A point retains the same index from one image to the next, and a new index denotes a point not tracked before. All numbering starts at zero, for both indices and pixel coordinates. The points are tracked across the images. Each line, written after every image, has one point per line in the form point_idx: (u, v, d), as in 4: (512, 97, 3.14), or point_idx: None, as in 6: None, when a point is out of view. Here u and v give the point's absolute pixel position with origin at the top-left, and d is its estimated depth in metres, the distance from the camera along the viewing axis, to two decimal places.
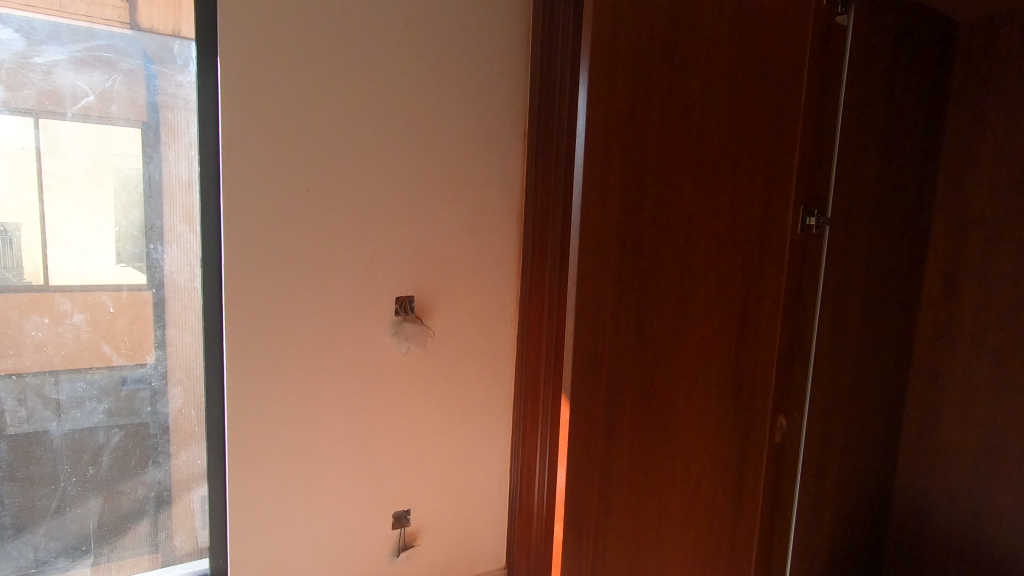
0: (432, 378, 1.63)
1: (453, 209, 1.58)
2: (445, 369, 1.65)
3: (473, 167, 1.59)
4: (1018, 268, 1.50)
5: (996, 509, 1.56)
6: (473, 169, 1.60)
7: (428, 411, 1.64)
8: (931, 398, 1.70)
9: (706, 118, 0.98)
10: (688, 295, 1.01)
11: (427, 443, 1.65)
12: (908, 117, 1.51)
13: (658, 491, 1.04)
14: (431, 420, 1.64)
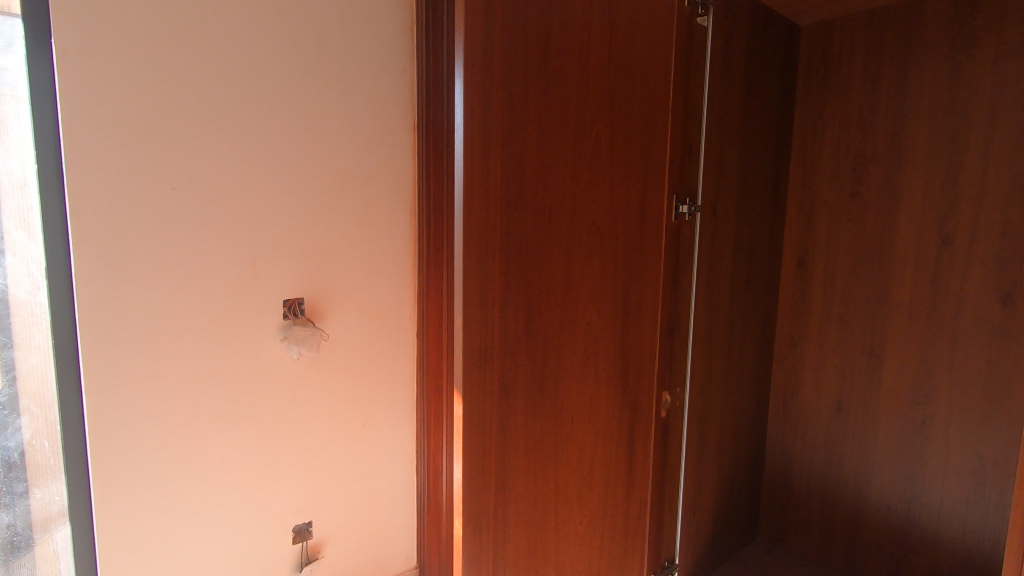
0: (327, 383, 1.55)
1: (342, 205, 1.52)
2: (340, 373, 1.58)
3: (361, 160, 1.53)
4: (854, 246, 1.71)
5: (848, 456, 1.78)
6: (363, 163, 1.54)
7: (325, 418, 1.56)
8: (791, 365, 1.90)
9: (583, 112, 1.01)
10: (574, 285, 1.05)
11: (324, 452, 1.58)
12: (763, 111, 1.67)
13: (555, 474, 1.07)
14: (329, 427, 1.57)
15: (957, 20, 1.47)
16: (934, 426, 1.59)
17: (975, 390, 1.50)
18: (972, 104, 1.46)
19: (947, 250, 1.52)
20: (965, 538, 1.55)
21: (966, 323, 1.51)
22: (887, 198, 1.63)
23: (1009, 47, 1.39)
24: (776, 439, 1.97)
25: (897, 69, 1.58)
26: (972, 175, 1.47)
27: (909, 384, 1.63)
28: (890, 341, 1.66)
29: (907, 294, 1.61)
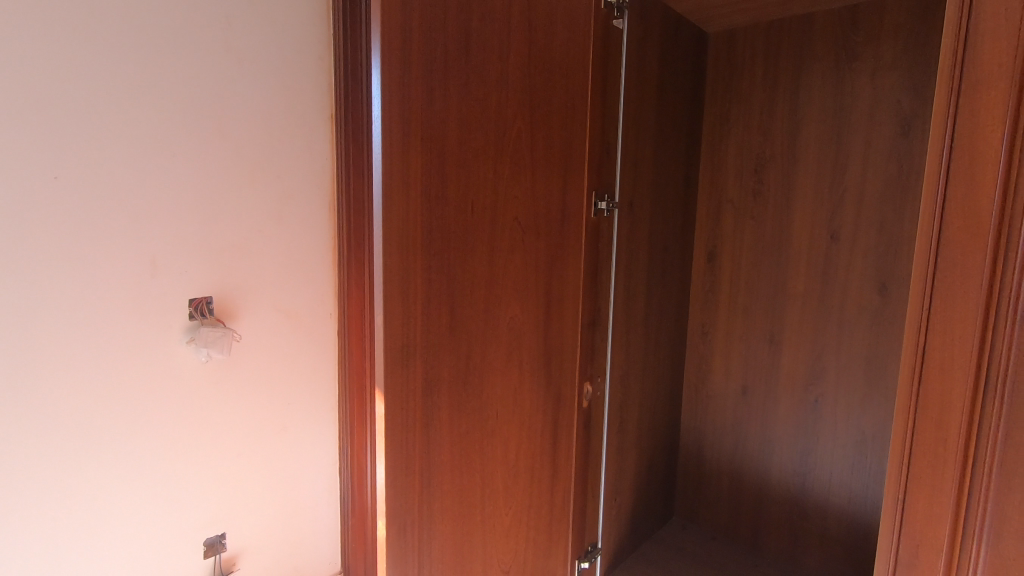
0: (241, 387, 1.47)
1: (255, 198, 1.43)
2: (254, 376, 1.49)
3: (274, 151, 1.45)
4: (756, 241, 1.84)
5: (752, 435, 1.92)
6: (276, 154, 1.46)
7: (239, 424, 1.48)
8: (702, 353, 2.02)
9: (504, 108, 1.02)
10: (496, 280, 1.05)
11: (239, 459, 1.49)
12: (675, 112, 1.75)
13: (481, 467, 1.08)
14: (243, 433, 1.49)
15: (842, 35, 1.62)
16: (824, 404, 1.75)
17: (858, 370, 1.67)
18: (855, 112, 1.61)
19: (834, 244, 1.68)
20: (850, 502, 1.73)
21: (850, 310, 1.67)
22: (784, 196, 1.77)
23: (884, 62, 1.55)
24: (689, 423, 2.09)
25: (791, 78, 1.72)
26: (854, 177, 1.63)
27: (804, 367, 1.78)
28: (788, 328, 1.80)
29: (802, 285, 1.76)
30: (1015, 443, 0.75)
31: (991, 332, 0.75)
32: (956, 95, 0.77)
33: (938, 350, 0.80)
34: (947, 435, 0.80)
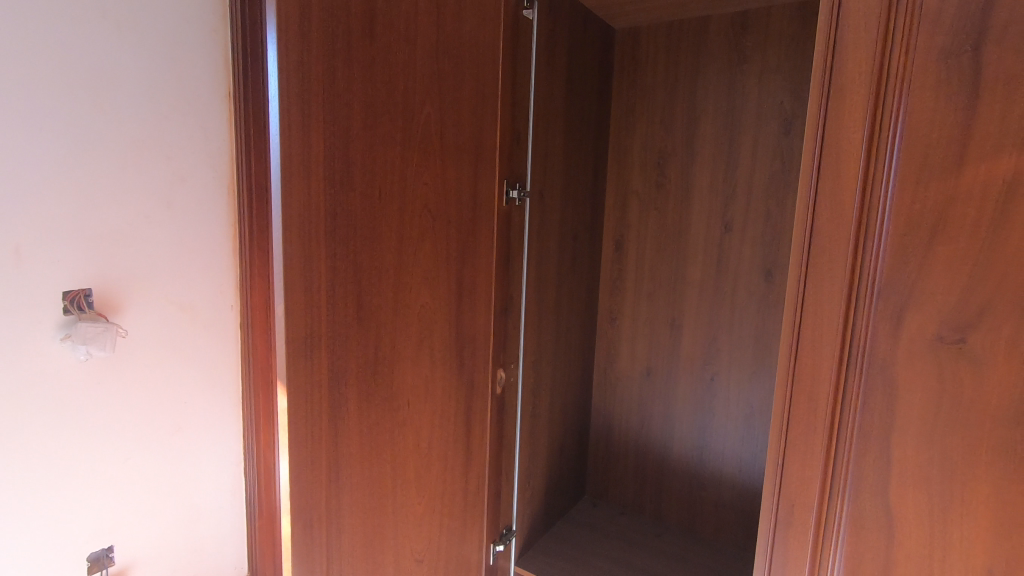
0: (128, 388, 1.34)
1: (142, 179, 1.31)
2: (143, 374, 1.37)
3: (164, 131, 1.33)
4: (659, 230, 1.94)
5: (656, 414, 2.04)
6: (166, 134, 1.34)
7: (128, 428, 1.35)
8: (611, 338, 2.10)
9: (412, 93, 1.00)
10: (406, 268, 1.04)
11: (127, 465, 1.36)
12: (584, 104, 1.80)
13: (391, 458, 1.06)
14: (132, 436, 1.36)
15: (734, 38, 1.73)
16: (719, 382, 1.89)
17: (747, 350, 1.82)
18: (745, 111, 1.74)
19: (727, 235, 1.81)
20: (741, 471, 1.89)
21: (741, 295, 1.81)
22: (684, 188, 1.88)
23: (769, 66, 1.68)
24: (599, 406, 2.18)
25: (690, 76, 1.82)
26: (745, 172, 1.76)
27: (701, 349, 1.91)
28: (687, 312, 1.92)
29: (699, 272, 1.88)
30: (870, 409, 0.90)
31: (852, 313, 0.89)
32: (823, 112, 0.89)
33: (810, 331, 0.93)
34: (817, 403, 0.94)
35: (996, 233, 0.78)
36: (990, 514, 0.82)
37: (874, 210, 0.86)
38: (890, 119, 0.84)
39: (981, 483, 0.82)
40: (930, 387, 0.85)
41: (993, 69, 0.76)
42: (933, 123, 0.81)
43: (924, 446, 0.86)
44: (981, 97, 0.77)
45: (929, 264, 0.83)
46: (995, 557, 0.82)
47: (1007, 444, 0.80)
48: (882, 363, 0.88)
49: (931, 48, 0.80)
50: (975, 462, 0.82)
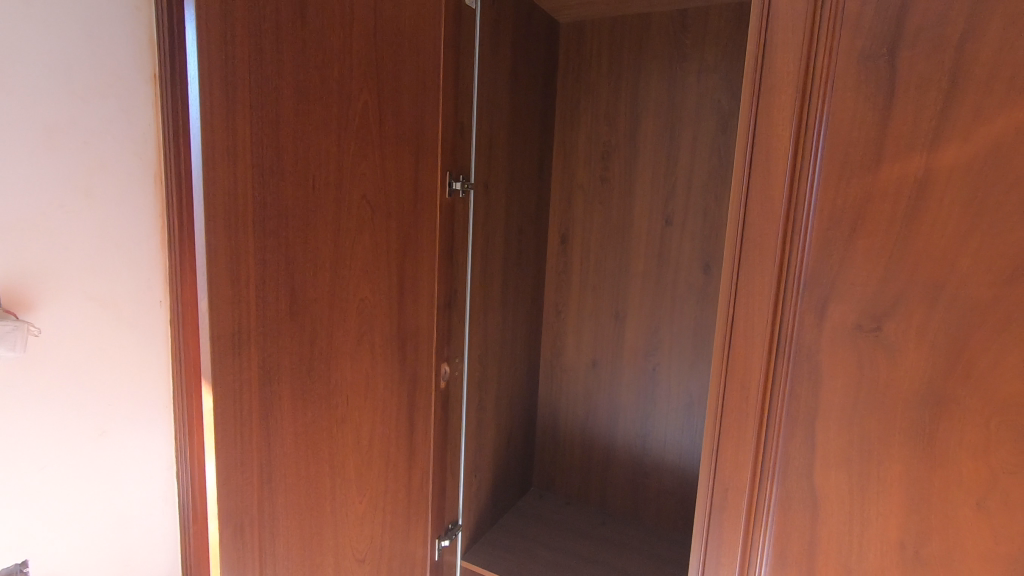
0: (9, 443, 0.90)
1: (53, 181, 0.91)
2: (54, 450, 0.96)
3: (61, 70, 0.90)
4: (604, 224, 1.97)
5: (601, 405, 2.08)
6: (66, 73, 0.90)
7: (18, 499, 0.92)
8: (557, 330, 2.12)
9: (347, 78, 0.97)
10: (344, 261, 1.01)
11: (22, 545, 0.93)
12: (528, 97, 1.80)
13: (330, 456, 1.03)
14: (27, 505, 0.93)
15: (674, 36, 1.77)
16: (660, 372, 1.94)
17: (687, 340, 1.88)
18: (685, 108, 1.79)
19: (668, 228, 1.86)
20: (681, 458, 1.95)
21: (681, 287, 1.86)
22: (627, 183, 1.91)
23: (708, 65, 1.73)
24: (545, 398, 2.20)
25: (633, 72, 1.85)
26: (684, 167, 1.81)
27: (643, 340, 1.96)
28: (630, 304, 1.96)
29: (642, 264, 1.92)
30: (796, 395, 0.95)
31: (781, 303, 0.94)
32: (755, 110, 0.93)
33: (742, 321, 0.98)
34: (749, 390, 0.98)
35: (909, 227, 0.83)
36: (903, 491, 0.89)
37: (801, 206, 0.91)
38: (815, 118, 0.88)
39: (894, 462, 0.88)
40: (851, 373, 0.90)
41: (906, 72, 0.81)
42: (854, 122, 0.86)
43: (844, 428, 0.91)
44: (896, 99, 0.83)
45: (849, 257, 0.88)
46: (907, 531, 0.89)
47: (918, 424, 0.86)
48: (808, 352, 0.93)
49: (852, 50, 0.85)
50: (890, 443, 0.88)
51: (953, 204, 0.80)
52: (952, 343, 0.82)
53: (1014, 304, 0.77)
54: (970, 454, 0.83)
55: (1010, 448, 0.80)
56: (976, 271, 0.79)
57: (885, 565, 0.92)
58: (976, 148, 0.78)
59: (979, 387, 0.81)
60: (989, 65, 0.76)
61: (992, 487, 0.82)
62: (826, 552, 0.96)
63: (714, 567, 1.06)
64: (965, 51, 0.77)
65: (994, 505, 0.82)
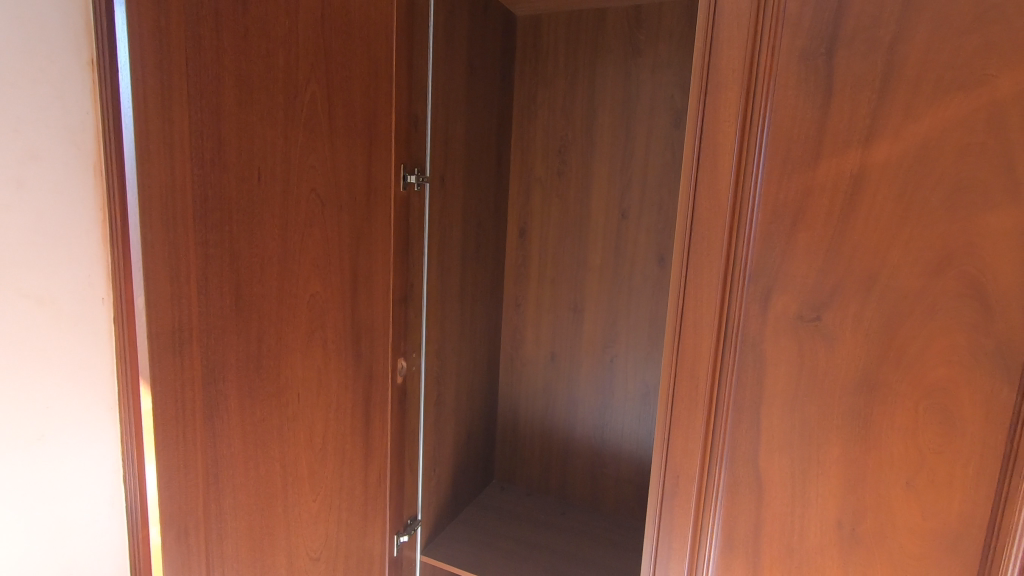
0: None
1: None
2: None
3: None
4: (562, 218, 1.99)
5: (560, 396, 2.10)
6: None
7: None
8: (516, 324, 2.13)
9: (294, 68, 0.95)
10: (293, 256, 0.99)
11: None
12: (485, 90, 1.79)
13: (282, 456, 1.02)
14: None
15: (629, 31, 1.79)
16: (618, 363, 1.98)
17: (643, 332, 1.91)
18: (640, 103, 1.81)
19: (625, 222, 1.89)
20: (638, 447, 1.99)
21: (638, 280, 1.90)
22: (584, 177, 1.93)
23: (661, 60, 1.76)
24: (506, 391, 2.21)
25: (589, 66, 1.86)
26: (640, 162, 1.84)
27: (601, 333, 1.99)
28: (589, 297, 1.99)
29: (599, 258, 1.95)
30: (743, 383, 0.99)
31: (728, 295, 0.97)
32: (702, 106, 0.96)
33: (691, 312, 1.01)
34: (698, 379, 1.01)
35: (844, 221, 0.89)
36: (839, 472, 0.94)
37: (745, 200, 0.95)
38: (759, 114, 0.92)
39: (832, 445, 0.93)
40: (792, 360, 0.95)
41: (842, 73, 0.87)
42: (794, 119, 0.90)
43: (787, 414, 0.96)
44: (833, 98, 0.88)
45: (791, 249, 0.93)
46: (843, 510, 0.94)
47: (853, 409, 0.92)
48: (753, 341, 0.97)
49: (792, 51, 0.89)
50: (828, 426, 0.93)
51: (885, 199, 0.86)
52: (884, 331, 0.88)
53: (940, 294, 0.85)
54: (901, 436, 0.89)
55: (936, 428, 0.87)
56: (907, 263, 0.86)
57: (824, 543, 0.97)
58: (905, 146, 0.84)
59: (909, 372, 0.88)
60: (917, 68, 0.82)
61: (920, 466, 0.89)
62: (770, 533, 1.01)
63: (666, 552, 1.09)
64: (896, 53, 0.83)
65: (920, 484, 0.89)
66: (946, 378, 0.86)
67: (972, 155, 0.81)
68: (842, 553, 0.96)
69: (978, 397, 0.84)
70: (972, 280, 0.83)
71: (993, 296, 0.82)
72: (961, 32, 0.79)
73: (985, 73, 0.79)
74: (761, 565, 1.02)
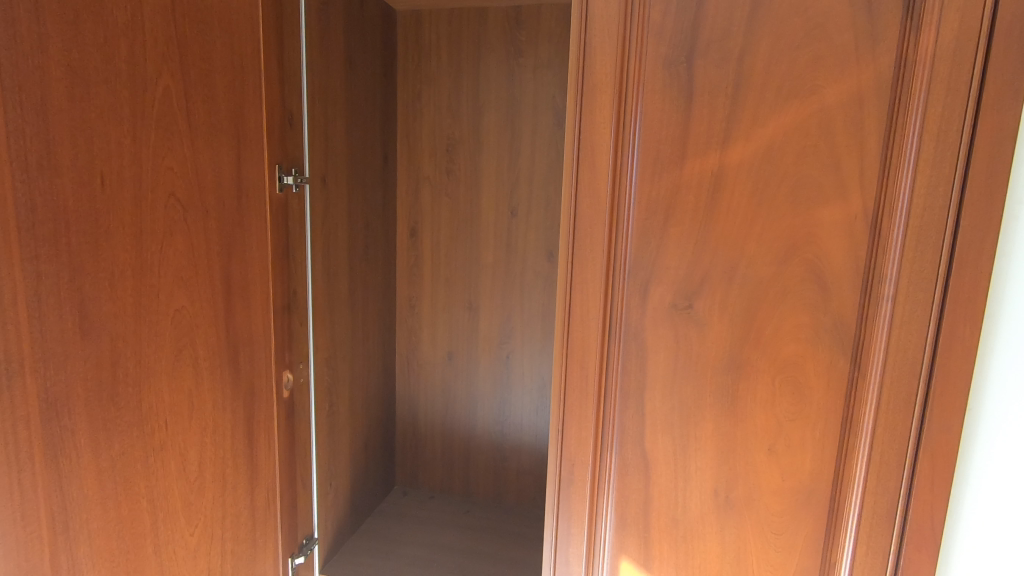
0: None
1: None
2: None
3: None
4: (452, 218, 2.04)
5: (457, 397, 2.16)
6: None
7: None
8: (411, 325, 2.16)
9: (139, 58, 0.85)
10: (151, 268, 0.89)
11: None
12: (367, 88, 1.80)
13: (150, 489, 0.92)
14: None
15: (510, 33, 1.88)
16: (514, 359, 2.07)
17: (536, 327, 2.02)
18: (523, 104, 1.91)
19: (514, 220, 1.98)
20: (536, 437, 2.11)
21: (529, 276, 2.00)
22: (472, 175, 1.99)
23: (542, 63, 1.87)
24: (404, 393, 2.22)
25: (472, 65, 1.93)
26: (526, 162, 1.94)
27: (496, 331, 2.07)
28: (482, 294, 2.06)
29: (491, 256, 2.02)
30: (627, 371, 1.04)
31: (610, 288, 1.03)
32: (580, 108, 1.00)
33: (577, 306, 1.05)
34: (588, 370, 1.06)
35: (709, 217, 0.97)
36: (714, 445, 1.03)
37: (622, 198, 1.00)
38: (631, 115, 0.98)
39: (706, 421, 1.02)
40: (669, 346, 1.02)
41: (701, 80, 0.94)
42: (662, 122, 0.97)
43: (667, 396, 1.03)
44: (694, 102, 0.95)
45: (665, 243, 0.99)
46: (719, 479, 1.03)
47: (724, 387, 1.01)
48: (636, 331, 1.03)
49: (658, 58, 0.95)
50: (703, 404, 1.02)
51: (741, 196, 0.95)
52: (745, 315, 0.98)
53: (788, 280, 0.95)
54: (762, 408, 0.99)
55: (789, 399, 0.98)
56: (761, 253, 0.96)
57: (704, 511, 1.05)
58: (755, 147, 0.93)
59: (766, 350, 0.98)
60: (762, 77, 0.92)
61: (778, 434, 0.99)
62: (659, 508, 1.08)
63: (565, 538, 1.13)
64: (744, 63, 0.92)
65: (780, 449, 1.00)
66: (796, 354, 0.97)
67: (809, 156, 0.92)
68: (718, 519, 1.05)
69: (821, 368, 0.96)
70: (812, 266, 0.94)
71: (829, 279, 0.94)
72: (796, 46, 0.89)
73: (815, 84, 0.90)
74: (651, 539, 1.09)
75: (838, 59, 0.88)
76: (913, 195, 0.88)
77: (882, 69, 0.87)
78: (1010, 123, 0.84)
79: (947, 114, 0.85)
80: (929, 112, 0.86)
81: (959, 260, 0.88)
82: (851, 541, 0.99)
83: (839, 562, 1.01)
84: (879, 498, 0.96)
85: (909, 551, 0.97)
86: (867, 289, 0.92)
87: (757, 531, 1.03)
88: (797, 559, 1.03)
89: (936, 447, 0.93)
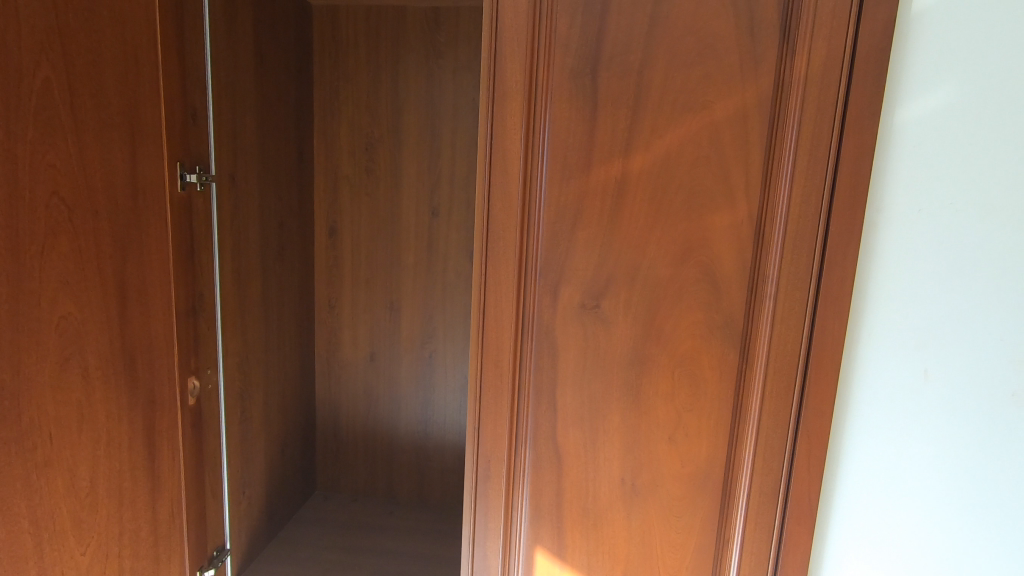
0: None
1: None
2: None
3: None
4: (373, 217, 2.02)
5: (379, 397, 2.15)
6: None
7: None
8: (331, 326, 2.12)
9: (13, 48, 0.78)
10: (30, 271, 0.83)
11: None
12: (280, 83, 1.75)
13: (32, 507, 0.86)
14: None
15: (429, 32, 1.88)
16: (437, 358, 2.08)
17: (458, 326, 2.04)
18: (444, 103, 1.91)
19: (435, 219, 1.99)
20: (459, 436, 2.13)
21: (451, 275, 2.01)
22: (393, 173, 1.98)
23: (461, 63, 1.89)
24: (325, 396, 2.19)
25: (392, 63, 1.92)
26: (447, 161, 1.95)
27: (419, 330, 2.07)
28: (404, 294, 2.05)
29: (412, 255, 2.02)
30: (540, 368, 1.09)
31: (523, 289, 1.07)
32: (490, 115, 1.03)
33: (491, 306, 1.08)
34: (502, 368, 1.09)
35: (613, 221, 1.02)
36: (621, 436, 1.09)
37: (532, 203, 1.04)
38: (539, 123, 1.02)
39: (613, 413, 1.08)
40: (579, 344, 1.07)
41: (604, 91, 0.99)
42: (568, 130, 1.01)
43: (576, 392, 1.08)
44: (599, 112, 1.00)
45: (573, 246, 1.04)
46: (625, 468, 1.10)
47: (628, 381, 1.07)
48: (547, 330, 1.07)
49: (564, 68, 1.00)
50: (610, 398, 1.08)
51: (642, 202, 1.01)
52: (646, 314, 1.05)
53: (685, 280, 1.03)
54: (663, 400, 1.07)
55: (687, 390, 1.06)
56: (660, 255, 1.02)
57: (613, 499, 1.11)
58: (654, 157, 1.00)
59: (666, 346, 1.05)
60: (659, 91, 0.98)
61: (677, 423, 1.07)
62: (570, 499, 1.13)
63: (482, 532, 1.17)
64: (643, 76, 0.98)
65: (679, 438, 1.07)
66: (692, 348, 1.05)
67: (701, 166, 0.99)
68: (625, 505, 1.11)
69: (714, 361, 1.05)
70: (705, 267, 1.02)
71: (720, 280, 1.02)
72: (690, 63, 0.96)
73: (706, 99, 0.97)
74: (564, 529, 1.14)
75: (725, 77, 0.96)
76: (790, 203, 0.97)
77: (763, 89, 0.96)
78: (869, 139, 0.95)
79: (817, 130, 0.95)
80: (802, 128, 0.95)
81: (829, 262, 0.98)
82: (741, 519, 1.08)
83: (731, 540, 1.10)
84: (765, 478, 1.06)
85: (790, 524, 1.07)
86: (752, 289, 1.01)
87: (660, 515, 1.11)
88: (695, 539, 1.11)
89: (812, 429, 1.04)
